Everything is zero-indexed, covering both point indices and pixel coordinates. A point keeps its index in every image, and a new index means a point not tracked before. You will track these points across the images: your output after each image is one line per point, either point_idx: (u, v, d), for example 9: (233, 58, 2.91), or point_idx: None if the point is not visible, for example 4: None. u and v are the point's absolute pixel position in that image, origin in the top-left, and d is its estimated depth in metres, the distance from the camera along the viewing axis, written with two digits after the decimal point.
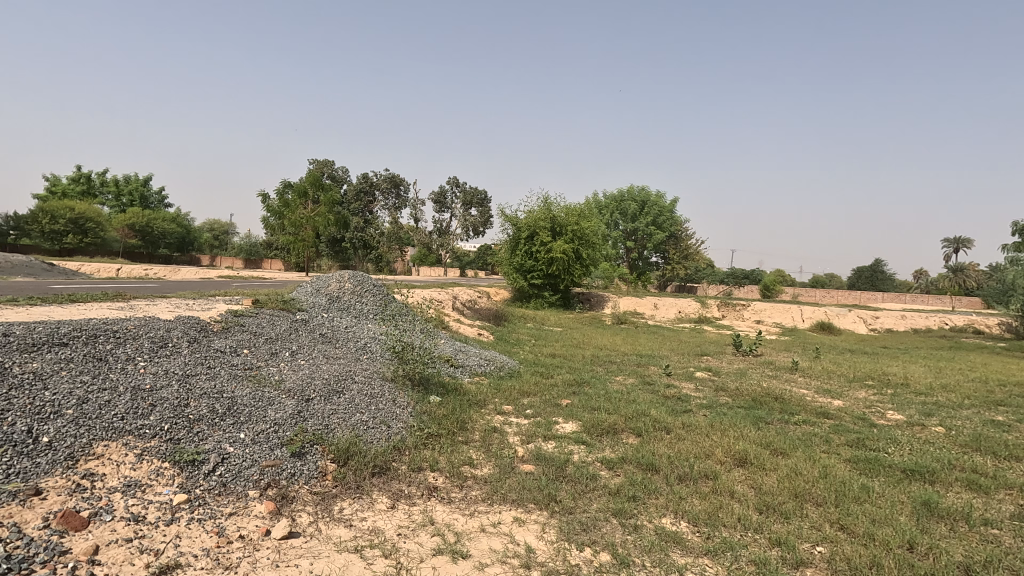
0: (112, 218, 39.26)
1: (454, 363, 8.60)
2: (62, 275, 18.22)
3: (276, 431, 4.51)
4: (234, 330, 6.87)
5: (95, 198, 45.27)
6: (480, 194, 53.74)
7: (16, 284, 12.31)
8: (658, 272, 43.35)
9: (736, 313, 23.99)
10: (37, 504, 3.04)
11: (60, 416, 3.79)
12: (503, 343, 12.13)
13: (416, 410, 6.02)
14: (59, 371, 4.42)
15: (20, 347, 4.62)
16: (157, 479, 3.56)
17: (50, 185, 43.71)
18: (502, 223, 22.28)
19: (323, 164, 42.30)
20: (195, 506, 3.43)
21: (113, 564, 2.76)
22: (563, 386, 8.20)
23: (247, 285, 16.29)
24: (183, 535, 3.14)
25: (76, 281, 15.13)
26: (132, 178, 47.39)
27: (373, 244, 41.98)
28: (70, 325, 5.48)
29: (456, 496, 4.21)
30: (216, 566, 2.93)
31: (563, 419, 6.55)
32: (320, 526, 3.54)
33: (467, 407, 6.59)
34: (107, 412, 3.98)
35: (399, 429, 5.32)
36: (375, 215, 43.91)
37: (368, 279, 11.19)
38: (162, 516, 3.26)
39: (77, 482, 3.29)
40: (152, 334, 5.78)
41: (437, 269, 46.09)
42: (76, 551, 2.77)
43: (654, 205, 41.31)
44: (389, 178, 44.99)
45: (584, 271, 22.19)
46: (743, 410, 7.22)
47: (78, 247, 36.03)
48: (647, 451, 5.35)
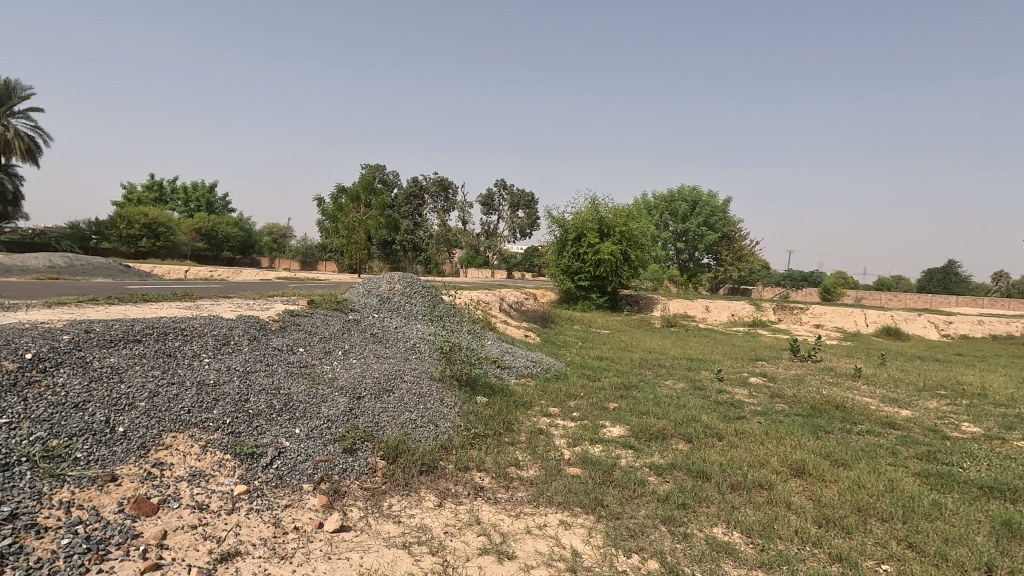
0: (182, 223, 41.90)
1: (501, 364, 8.65)
2: (138, 277, 19.45)
3: (329, 428, 4.67)
4: (291, 330, 7.15)
5: (166, 204, 48.35)
6: (527, 196, 53.84)
7: (98, 286, 13.19)
8: (710, 274, 42.03)
9: (793, 317, 23.03)
10: (112, 489, 3.23)
11: (134, 408, 4.05)
12: (550, 345, 12.09)
13: (463, 410, 6.10)
14: (133, 366, 4.72)
15: (99, 343, 4.97)
16: (219, 470, 3.75)
17: (127, 193, 46.94)
18: (549, 224, 22.27)
19: (375, 169, 43.52)
20: (254, 497, 3.58)
21: (180, 549, 2.92)
22: (611, 390, 8.09)
23: (305, 287, 16.85)
24: (242, 524, 3.29)
25: (152, 283, 16.07)
26: (200, 185, 50.31)
27: (422, 247, 41.50)
28: (144, 324, 5.83)
29: (502, 497, 4.22)
30: (273, 555, 3.06)
31: (610, 423, 6.46)
32: (369, 522, 3.63)
33: (513, 408, 6.60)
34: (175, 406, 4.22)
35: (446, 429, 5.40)
36: (423, 219, 44.64)
37: (417, 280, 11.36)
38: (224, 505, 3.42)
39: (148, 471, 3.49)
40: (216, 333, 6.08)
41: (484, 271, 46.59)
42: (146, 535, 2.95)
43: (705, 205, 40.20)
44: (438, 182, 46.02)
45: (632, 273, 21.76)
46: (800, 418, 6.90)
47: (152, 250, 38.31)
48: (698, 458, 5.20)
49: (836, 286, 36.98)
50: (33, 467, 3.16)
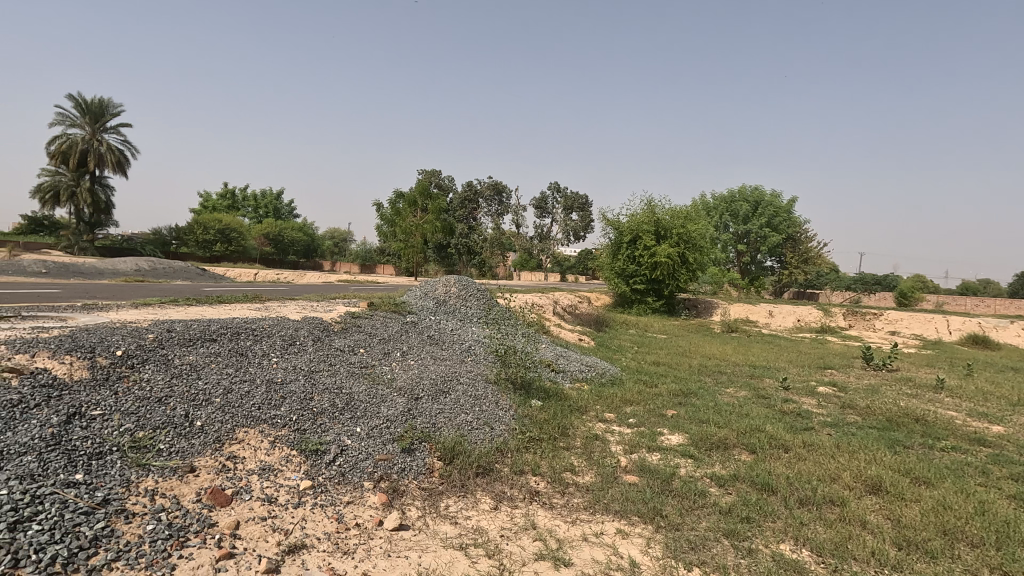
0: (251, 229, 44.37)
1: (555, 368, 8.61)
2: (213, 280, 20.69)
3: (388, 427, 4.79)
4: (352, 331, 7.40)
5: (238, 211, 51.26)
6: (581, 199, 53.47)
7: (179, 288, 14.13)
8: (773, 278, 40.27)
9: (866, 323, 21.69)
10: (191, 479, 3.42)
11: (210, 403, 4.30)
12: (605, 350, 11.92)
13: (518, 414, 6.11)
14: (209, 363, 5.00)
15: (180, 342, 5.32)
16: (287, 465, 3.92)
17: (203, 201, 50.11)
18: (604, 227, 21.99)
19: (431, 174, 44.45)
20: (318, 492, 3.72)
21: (252, 540, 3.06)
22: (669, 396, 7.87)
23: (365, 290, 17.40)
24: (308, 518, 3.42)
25: (225, 285, 17.04)
26: (268, 193, 53.06)
27: (477, 250, 41.95)
28: (219, 324, 6.19)
29: (558, 503, 4.18)
30: (336, 550, 3.16)
31: (668, 430, 6.29)
32: (427, 522, 3.69)
33: (568, 413, 6.54)
34: (247, 403, 4.45)
35: (501, 431, 5.42)
36: (478, 223, 45.16)
37: (472, 283, 11.50)
38: (291, 499, 3.57)
39: (223, 463, 3.69)
40: (284, 333, 6.38)
41: (537, 275, 46.60)
42: (221, 524, 3.11)
43: (768, 206, 38.61)
44: (493, 185, 46.45)
45: (690, 276, 21.16)
46: (875, 431, 6.47)
47: (225, 254, 40.69)
48: (762, 470, 4.97)
49: (914, 291, 34.59)
50: (123, 456, 3.39)
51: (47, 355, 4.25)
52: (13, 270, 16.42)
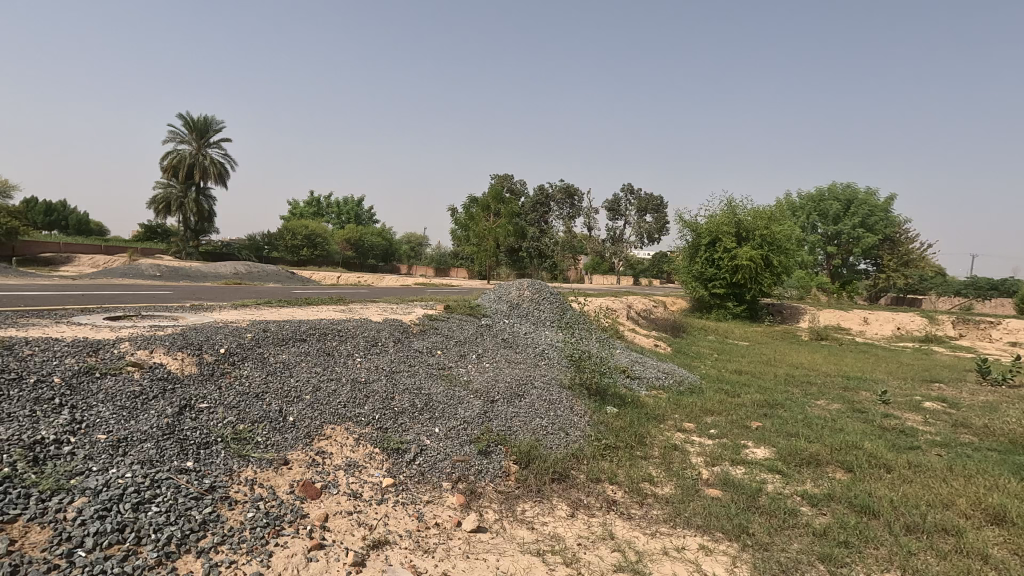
0: (335, 234, 46.93)
1: (631, 375, 8.41)
2: (301, 283, 22.06)
3: (465, 429, 4.87)
4: (430, 333, 7.61)
5: (323, 218, 54.35)
6: (656, 200, 52.12)
7: (272, 290, 15.17)
8: (868, 282, 37.29)
9: (980, 333, 19.56)
10: (285, 472, 3.63)
11: (301, 400, 4.55)
12: (682, 356, 11.51)
13: (593, 420, 6.02)
14: (300, 362, 5.31)
15: (274, 341, 5.68)
16: (370, 462, 4.07)
17: (292, 209, 53.58)
18: (680, 229, 21.30)
19: (503, 179, 45.03)
20: (400, 490, 3.84)
21: (340, 533, 3.20)
22: (753, 407, 7.46)
23: (441, 293, 17.88)
24: (391, 514, 3.53)
25: (312, 288, 18.08)
26: (350, 200, 55.88)
27: (548, 253, 41.88)
28: (308, 325, 6.56)
29: (636, 513, 4.07)
30: (417, 547, 3.24)
31: (752, 443, 5.96)
32: (504, 525, 3.70)
33: (645, 421, 6.36)
34: (334, 401, 4.67)
35: (576, 438, 5.36)
36: (549, 226, 45.16)
37: (546, 287, 11.49)
38: (375, 495, 3.71)
39: (313, 458, 3.89)
40: (367, 335, 6.66)
41: (610, 278, 45.88)
42: (312, 516, 3.27)
43: (863, 204, 35.82)
44: (564, 188, 46.29)
45: (774, 280, 20.03)
46: (995, 454, 5.80)
47: (311, 258, 43.27)
48: (861, 490, 4.59)
49: None
50: (226, 447, 3.65)
51: (162, 351, 4.67)
52: (133, 274, 18.28)
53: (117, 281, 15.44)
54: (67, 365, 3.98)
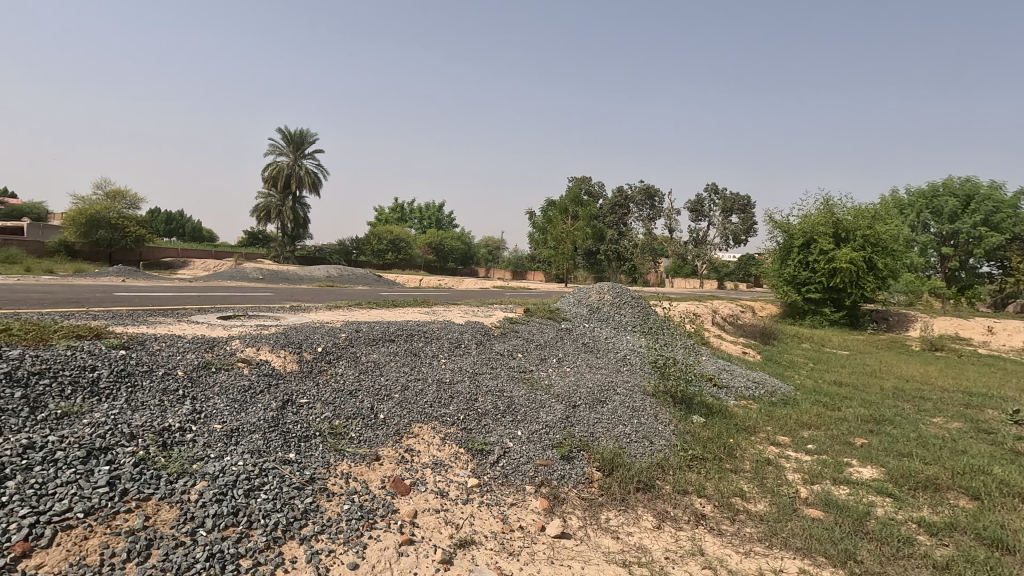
0: (417, 239, 48.93)
1: (718, 384, 8.03)
2: (387, 285, 23.09)
3: (548, 433, 4.85)
4: (511, 336, 7.68)
5: (406, 223, 56.63)
6: (743, 200, 49.61)
7: (361, 292, 15.98)
8: (993, 287, 33.30)
9: None
10: (377, 467, 3.79)
11: (391, 398, 4.74)
12: (774, 365, 10.84)
13: (678, 429, 5.80)
14: (389, 361, 5.54)
15: (366, 341, 5.97)
16: (456, 462, 4.16)
17: (378, 215, 56.27)
18: (771, 230, 20.12)
19: (581, 181, 44.74)
20: (484, 491, 3.88)
21: (428, 530, 3.28)
22: (857, 422, 6.87)
23: (519, 296, 18.03)
24: (476, 515, 3.58)
25: (398, 290, 18.87)
26: (431, 206, 57.83)
27: (627, 256, 40.97)
28: (396, 326, 6.83)
29: (727, 530, 3.86)
30: (502, 549, 3.26)
31: (857, 462, 5.48)
32: (589, 533, 3.64)
33: (735, 432, 6.04)
34: (421, 400, 4.82)
35: (661, 447, 5.19)
36: (628, 228, 44.25)
37: (627, 291, 11.24)
38: (460, 495, 3.78)
39: (402, 455, 4.03)
40: (451, 336, 6.83)
41: (692, 282, 44.17)
42: (402, 512, 3.38)
43: (985, 200, 32.08)
44: (644, 190, 45.19)
45: (879, 284, 18.41)
46: None
47: (395, 262, 45.24)
48: (991, 522, 4.08)
49: None
50: (324, 441, 3.86)
51: (268, 348, 5.03)
52: (240, 277, 19.93)
53: (227, 283, 16.94)
54: (188, 360, 4.37)
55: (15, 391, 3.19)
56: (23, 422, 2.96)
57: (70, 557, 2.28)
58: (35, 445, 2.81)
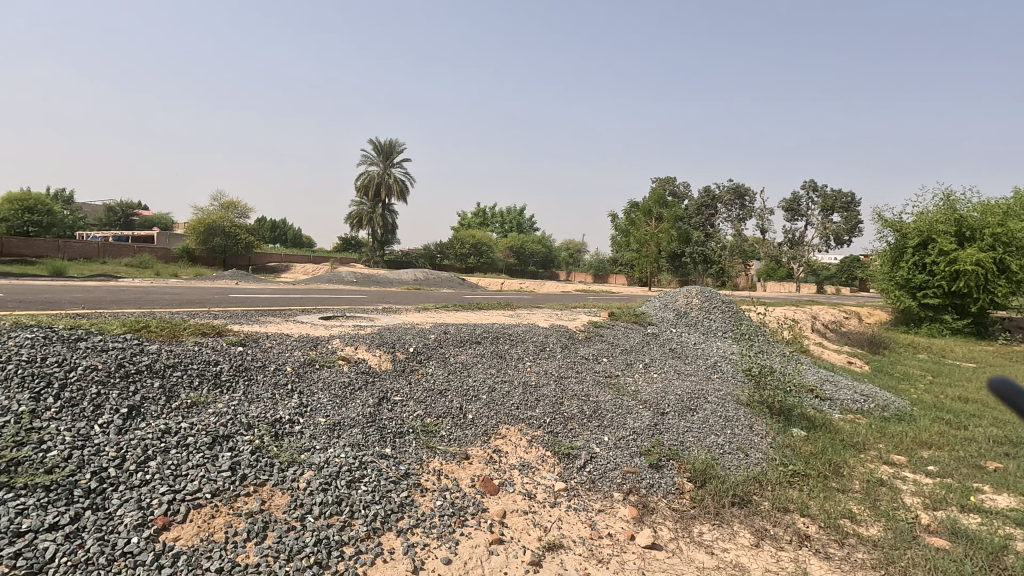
0: (499, 243, 49.79)
1: (821, 395, 7.46)
2: (470, 288, 23.65)
3: (635, 439, 4.74)
4: (595, 340, 7.59)
5: (488, 227, 57.75)
6: (846, 197, 45.88)
7: (446, 295, 16.50)
8: None
9: None
10: (466, 466, 3.87)
11: (478, 399, 4.84)
12: (885, 377, 9.91)
13: (776, 442, 5.45)
14: (476, 363, 5.67)
15: (455, 342, 6.15)
16: (543, 464, 4.17)
17: (461, 219, 57.84)
18: (879, 229, 18.44)
19: (666, 181, 43.47)
20: (572, 495, 3.86)
21: (517, 530, 3.30)
22: (989, 444, 6.11)
23: (601, 299, 17.81)
24: (563, 519, 3.57)
25: (481, 293, 19.26)
26: (512, 210, 58.60)
27: (714, 259, 39.13)
28: (482, 328, 6.97)
29: (835, 554, 3.57)
30: (591, 556, 3.22)
31: (991, 488, 4.87)
32: (681, 546, 3.51)
33: (842, 449, 5.58)
34: (508, 402, 4.88)
35: (758, 460, 4.90)
36: (716, 229, 42.32)
37: (717, 295, 10.76)
38: (547, 497, 3.78)
39: (490, 454, 4.10)
40: (536, 339, 6.87)
41: (787, 286, 41.40)
42: (491, 511, 3.43)
43: None
44: (733, 189, 43.04)
45: (1013, 289, 16.30)
46: None
47: (478, 265, 46.23)
48: None
49: None
50: (417, 437, 4.02)
51: (364, 347, 5.32)
52: (336, 280, 21.23)
53: (325, 286, 18.11)
54: (295, 357, 4.71)
55: (155, 381, 3.58)
56: (161, 409, 3.32)
57: (201, 533, 2.52)
58: (171, 430, 3.14)
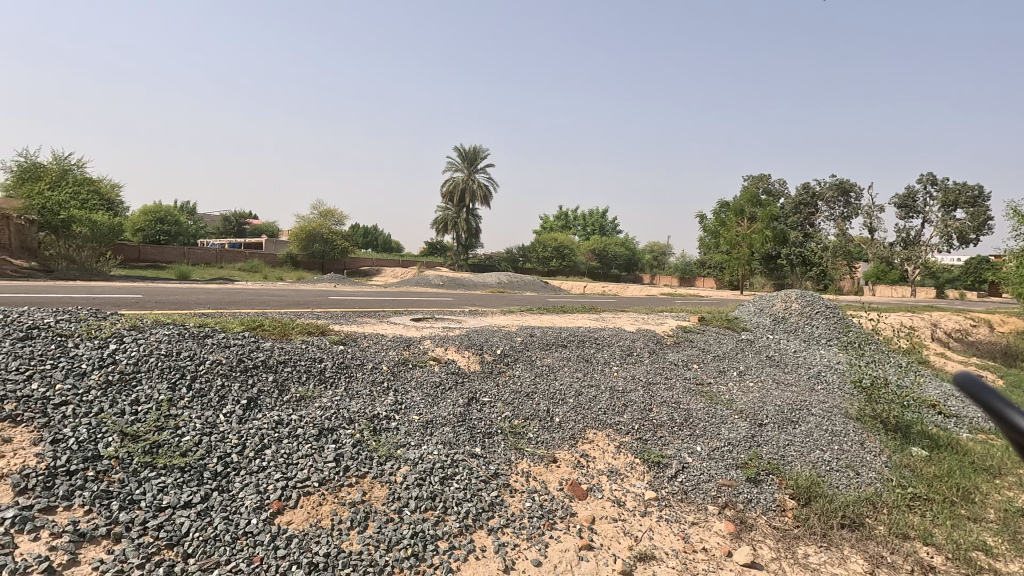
0: (581, 246, 49.44)
1: (945, 412, 6.70)
2: (552, 292, 23.67)
3: (731, 451, 4.51)
4: (685, 345, 7.32)
5: (570, 230, 57.51)
6: (972, 191, 41.03)
7: (530, 298, 16.61)
8: None
9: None
10: (554, 469, 3.87)
11: (565, 402, 4.82)
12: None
13: (892, 461, 4.97)
14: (563, 366, 5.65)
15: (540, 345, 6.18)
16: (632, 472, 4.07)
17: (543, 223, 58.06)
18: (1015, 227, 16.31)
19: (759, 180, 41.16)
20: (663, 505, 3.74)
21: (607, 538, 3.25)
22: None
23: (689, 303, 17.15)
24: (655, 529, 3.46)
25: (563, 297, 19.21)
26: (595, 213, 57.99)
27: (814, 261, 36.40)
28: (568, 332, 6.95)
29: None
30: (685, 570, 3.09)
31: None
32: (783, 567, 3.28)
33: (973, 472, 4.98)
34: (595, 407, 4.83)
35: (871, 480, 4.49)
36: (816, 228, 39.39)
37: (820, 299, 10.01)
38: (638, 506, 3.69)
39: (578, 459, 4.07)
40: (623, 344, 6.74)
41: (900, 290, 37.65)
42: (580, 516, 3.40)
43: None
44: (836, 185, 39.85)
45: None
46: None
47: (560, 269, 46.16)
48: None
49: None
50: (505, 438, 4.07)
51: (454, 349, 5.48)
52: (423, 283, 22.05)
53: (414, 289, 18.87)
54: (390, 356, 4.95)
55: (269, 375, 3.90)
56: (274, 401, 3.61)
57: (310, 519, 2.71)
58: (283, 421, 3.40)
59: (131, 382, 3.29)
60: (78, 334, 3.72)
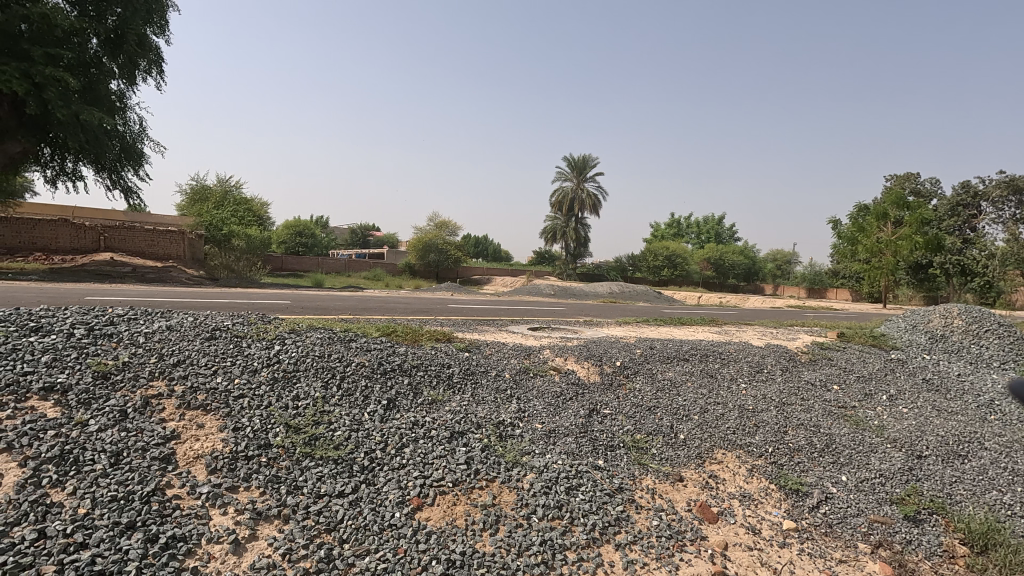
0: (696, 254, 47.46)
1: None
2: (664, 302, 22.97)
3: (883, 484, 4.05)
4: (822, 363, 6.72)
5: (683, 238, 55.38)
6: None
7: (643, 308, 16.22)
8: None
9: None
10: (681, 488, 3.73)
11: (690, 419, 4.63)
12: None
13: None
14: (686, 381, 5.44)
15: (661, 358, 5.99)
16: (767, 498, 3.80)
17: (654, 231, 56.55)
18: None
19: (905, 180, 36.86)
20: (804, 538, 3.44)
21: (742, 566, 3.05)
22: None
23: (820, 317, 15.73)
24: (796, 563, 3.19)
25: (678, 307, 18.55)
26: (710, 220, 55.38)
27: (976, 270, 31.41)
28: (690, 345, 6.68)
29: None
30: None
31: None
32: None
33: None
34: (723, 426, 4.58)
35: None
36: (978, 232, 34.05)
37: (989, 315, 8.69)
38: (775, 536, 3.43)
39: (706, 479, 3.88)
40: (750, 359, 6.33)
41: None
42: (711, 540, 3.23)
43: None
44: (1007, 182, 34.36)
45: None
46: None
47: (672, 278, 44.57)
48: None
49: None
50: (629, 452, 4.00)
51: (574, 359, 5.50)
52: (536, 292, 22.43)
53: (526, 298, 19.29)
54: (512, 364, 5.09)
55: (405, 378, 4.19)
56: (410, 404, 3.86)
57: (447, 517, 2.86)
58: (419, 422, 3.62)
59: (292, 380, 3.70)
60: (250, 335, 4.27)
